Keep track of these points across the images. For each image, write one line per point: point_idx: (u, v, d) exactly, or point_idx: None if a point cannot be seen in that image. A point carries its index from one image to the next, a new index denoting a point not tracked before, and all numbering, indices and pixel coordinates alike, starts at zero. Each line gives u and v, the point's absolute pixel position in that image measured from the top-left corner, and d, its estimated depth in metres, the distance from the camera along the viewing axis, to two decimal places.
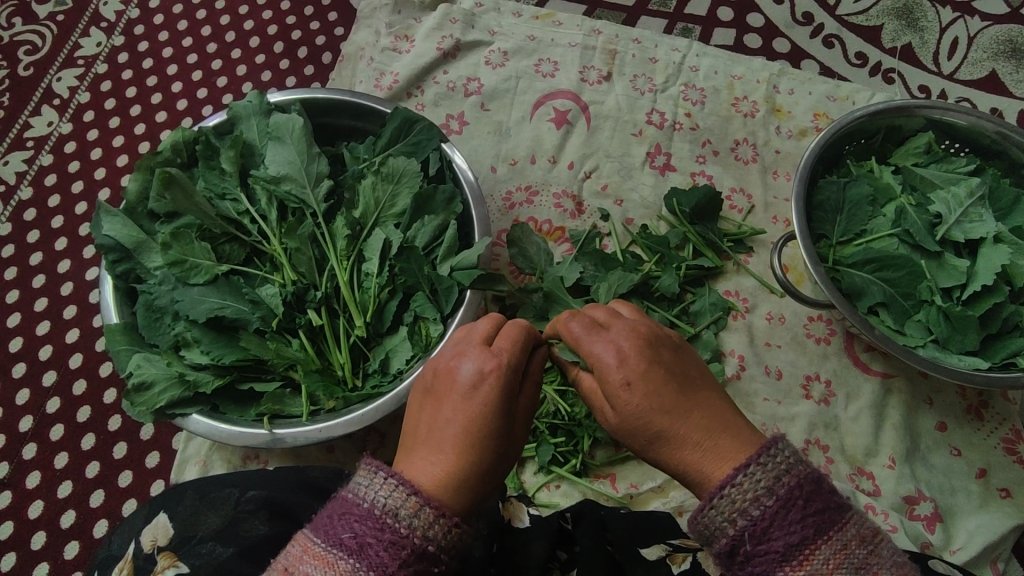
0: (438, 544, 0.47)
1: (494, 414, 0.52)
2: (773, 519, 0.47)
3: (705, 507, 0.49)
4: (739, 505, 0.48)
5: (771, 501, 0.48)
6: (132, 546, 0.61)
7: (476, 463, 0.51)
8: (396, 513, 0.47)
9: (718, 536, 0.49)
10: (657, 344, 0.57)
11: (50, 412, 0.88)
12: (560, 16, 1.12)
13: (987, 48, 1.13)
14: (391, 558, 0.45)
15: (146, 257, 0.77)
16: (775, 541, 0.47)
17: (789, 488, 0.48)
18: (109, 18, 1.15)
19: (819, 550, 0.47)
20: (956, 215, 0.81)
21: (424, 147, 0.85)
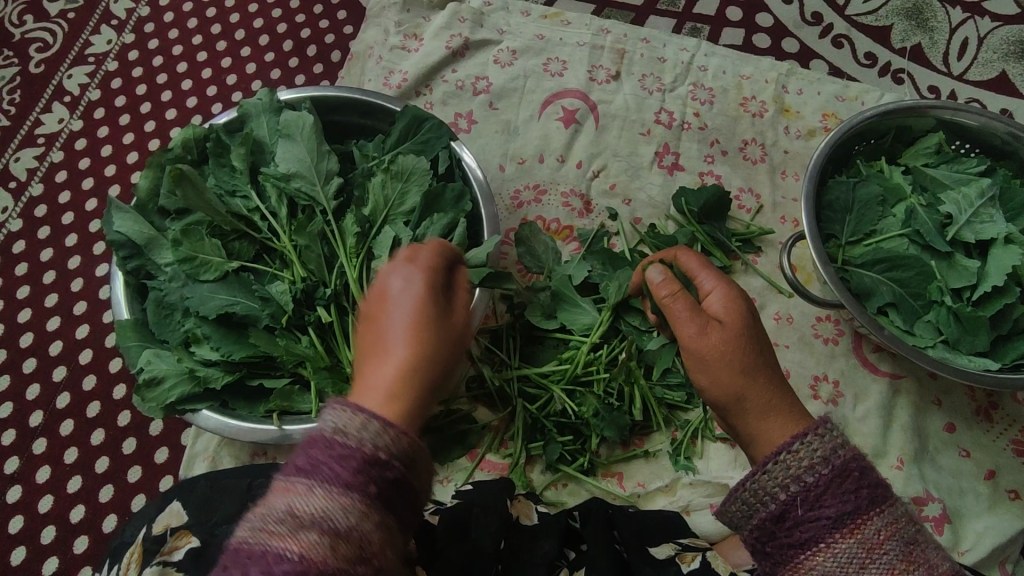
0: (388, 449, 0.47)
1: (435, 325, 0.54)
2: (827, 488, 0.52)
3: (760, 471, 0.55)
4: (795, 472, 0.53)
5: (826, 471, 0.53)
6: (143, 532, 0.62)
7: (423, 373, 0.53)
8: (344, 432, 0.47)
9: (768, 501, 0.54)
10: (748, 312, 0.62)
11: (61, 407, 0.89)
12: (569, 15, 1.12)
13: (997, 49, 1.12)
14: (342, 469, 0.46)
15: (157, 253, 0.78)
16: (828, 508, 0.52)
17: (843, 461, 0.53)
18: (119, 16, 1.15)
19: (869, 521, 0.52)
20: (966, 216, 0.81)
21: (433, 145, 0.85)
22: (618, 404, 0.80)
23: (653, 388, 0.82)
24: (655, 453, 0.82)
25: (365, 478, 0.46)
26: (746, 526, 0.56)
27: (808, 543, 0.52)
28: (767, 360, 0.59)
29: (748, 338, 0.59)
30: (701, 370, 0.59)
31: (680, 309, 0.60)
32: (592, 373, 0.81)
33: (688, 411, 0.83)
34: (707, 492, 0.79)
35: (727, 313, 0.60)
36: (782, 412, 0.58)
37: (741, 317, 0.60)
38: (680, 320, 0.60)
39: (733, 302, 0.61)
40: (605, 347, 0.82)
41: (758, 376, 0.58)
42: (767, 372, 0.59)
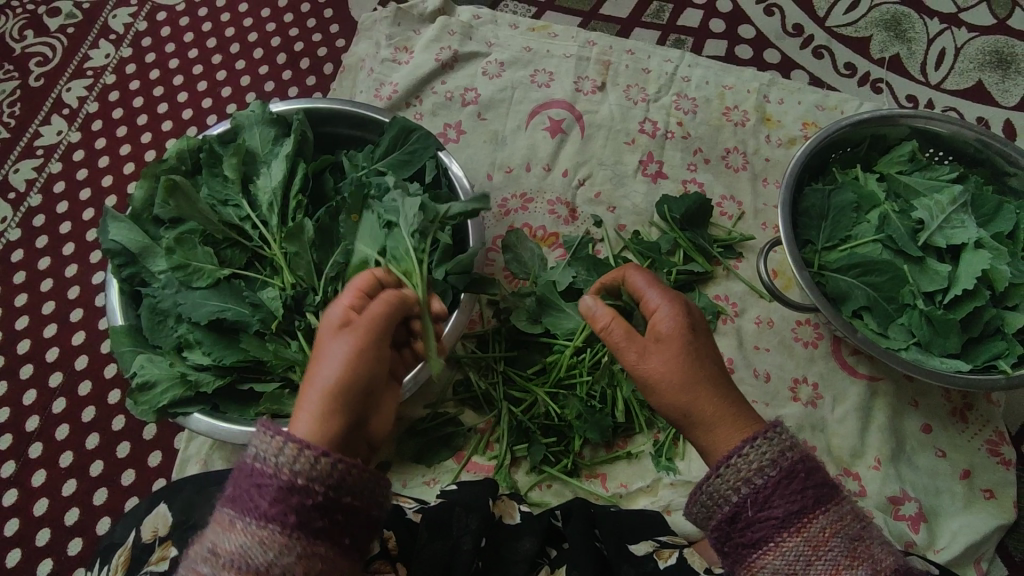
0: (305, 476, 0.53)
1: (367, 372, 0.58)
2: (774, 489, 0.55)
3: (713, 475, 0.57)
4: (744, 475, 0.55)
5: (774, 473, 0.55)
6: (132, 535, 0.64)
7: (347, 410, 0.57)
8: (265, 459, 0.54)
9: (722, 503, 0.56)
10: (697, 333, 0.61)
11: (57, 412, 0.91)
12: (555, 28, 1.15)
13: (973, 59, 1.15)
14: (263, 499, 0.53)
15: (152, 261, 0.80)
16: (776, 509, 0.54)
17: (791, 463, 0.55)
18: (117, 31, 1.18)
19: (815, 519, 0.54)
20: (938, 221, 0.83)
21: (420, 155, 0.87)
22: (600, 406, 0.82)
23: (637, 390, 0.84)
24: (637, 454, 0.84)
25: (285, 507, 0.52)
26: (703, 528, 0.59)
27: (759, 542, 0.55)
28: (712, 375, 0.60)
29: (691, 357, 0.59)
30: (648, 392, 0.61)
31: (618, 336, 0.62)
32: (575, 376, 0.83)
33: None
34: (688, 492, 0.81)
35: (671, 333, 0.60)
36: (732, 423, 0.59)
37: (682, 335, 0.60)
38: (620, 345, 0.61)
39: (676, 319, 0.61)
40: (589, 351, 0.83)
41: (703, 393, 0.59)
42: (712, 387, 0.59)
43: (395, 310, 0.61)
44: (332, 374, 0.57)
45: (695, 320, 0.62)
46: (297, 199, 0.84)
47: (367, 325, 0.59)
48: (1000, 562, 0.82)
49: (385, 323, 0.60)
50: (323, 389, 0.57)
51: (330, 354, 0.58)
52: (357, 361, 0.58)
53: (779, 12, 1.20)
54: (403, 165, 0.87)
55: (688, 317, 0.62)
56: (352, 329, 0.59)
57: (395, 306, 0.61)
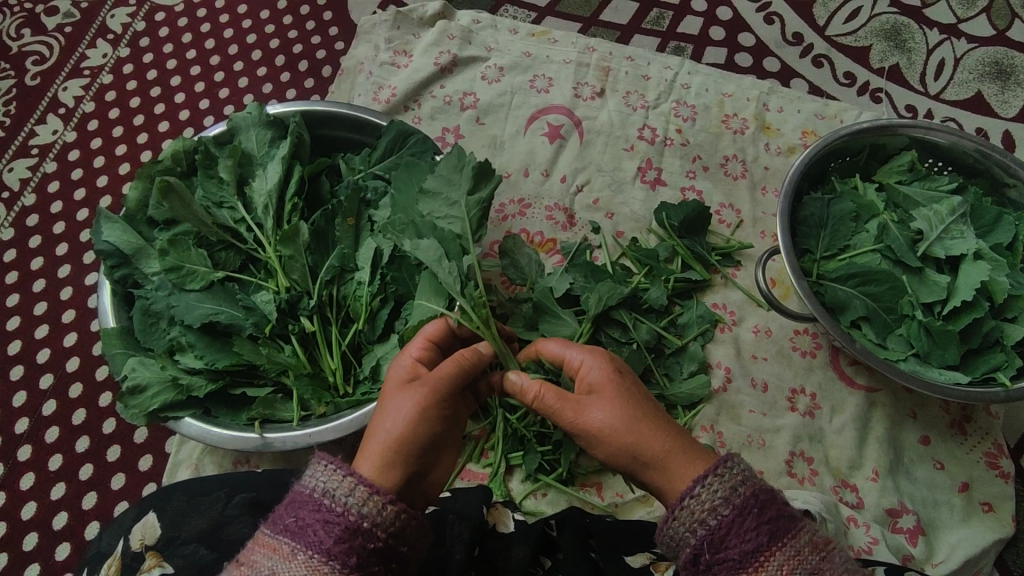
0: (372, 520, 0.53)
1: (431, 424, 0.61)
2: (728, 528, 0.53)
3: (670, 518, 0.56)
4: (697, 516, 0.54)
5: (727, 512, 0.54)
6: (119, 546, 0.63)
7: (410, 457, 0.60)
8: (333, 495, 0.54)
9: (682, 545, 0.55)
10: (622, 376, 0.64)
11: (47, 414, 0.90)
12: (555, 34, 1.15)
13: (973, 70, 1.15)
14: (327, 535, 0.52)
15: (144, 263, 0.79)
16: (731, 550, 0.53)
17: (744, 498, 0.54)
18: (115, 30, 1.18)
19: (772, 556, 0.52)
20: (937, 232, 0.83)
21: (417, 160, 0.87)
22: None
23: None
24: None
25: (348, 548, 0.52)
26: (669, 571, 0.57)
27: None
28: (648, 413, 0.61)
29: (625, 402, 0.62)
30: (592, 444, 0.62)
31: (552, 396, 0.64)
32: None
33: None
34: None
35: (599, 384, 0.63)
36: (680, 453, 0.59)
37: (610, 384, 0.63)
38: (555, 402, 0.64)
39: (602, 368, 0.64)
40: None
41: (639, 432, 0.60)
42: (648, 426, 0.60)
43: (464, 368, 0.65)
44: (398, 423, 0.61)
45: (619, 365, 0.65)
46: (293, 202, 0.83)
47: (433, 378, 0.63)
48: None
49: (452, 378, 0.64)
50: (387, 436, 0.60)
51: (399, 403, 0.62)
52: (421, 413, 0.61)
53: (779, 21, 1.20)
54: (400, 169, 0.87)
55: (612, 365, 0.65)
56: (419, 382, 0.63)
57: (465, 363, 0.65)
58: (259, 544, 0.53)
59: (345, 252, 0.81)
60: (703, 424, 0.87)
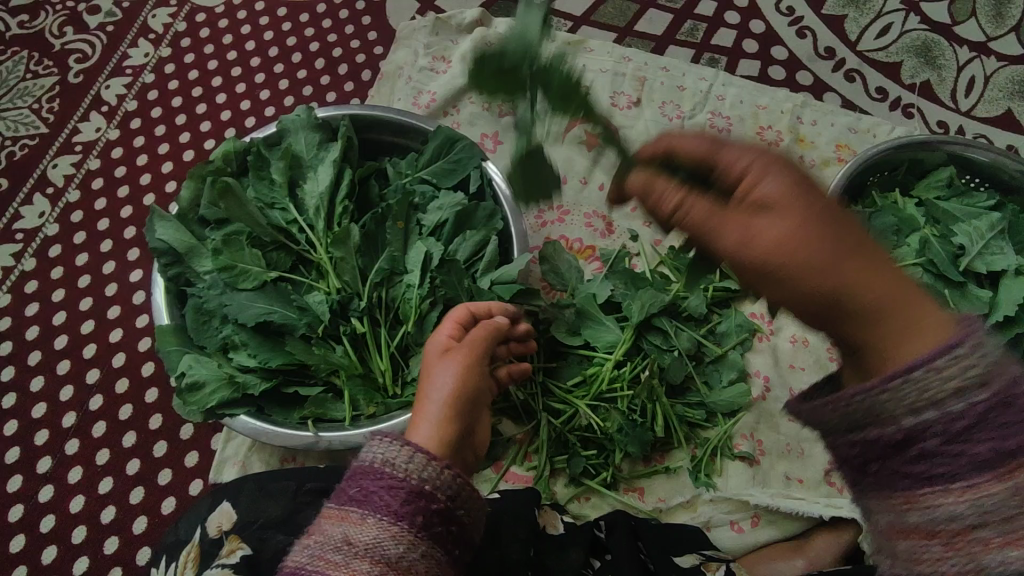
0: (433, 482, 0.54)
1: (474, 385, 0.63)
2: (898, 448, 0.45)
3: (844, 398, 0.47)
4: (892, 411, 0.45)
5: (897, 429, 0.45)
6: (197, 534, 0.63)
7: (460, 421, 0.61)
8: (393, 463, 0.55)
9: (840, 434, 0.48)
10: (810, 202, 0.51)
11: (93, 409, 0.90)
12: (591, 43, 1.17)
13: (1002, 87, 1.17)
14: (392, 498, 0.53)
15: (197, 262, 0.80)
16: (896, 472, 0.46)
17: (972, 411, 0.43)
18: (157, 30, 1.19)
19: (998, 481, 0.42)
20: (977, 248, 0.84)
21: (465, 165, 0.88)
22: (641, 421, 0.82)
23: (675, 406, 0.85)
24: (675, 469, 0.84)
25: (413, 509, 0.53)
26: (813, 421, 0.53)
27: (897, 490, 0.46)
28: (857, 261, 0.50)
29: (802, 188, 0.51)
30: (750, 258, 0.52)
31: (701, 208, 0.54)
32: (616, 390, 0.83)
33: (708, 429, 0.86)
34: (728, 509, 0.82)
35: (778, 196, 0.51)
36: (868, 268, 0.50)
37: (788, 240, 0.50)
38: (707, 221, 0.54)
39: (781, 193, 0.51)
40: (629, 364, 0.84)
41: (826, 242, 0.50)
42: (834, 243, 0.50)
43: (491, 338, 0.68)
44: (446, 387, 0.62)
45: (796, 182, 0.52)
46: (343, 205, 0.85)
47: (470, 348, 0.66)
48: None
49: (484, 348, 0.67)
50: (438, 402, 0.61)
51: (442, 371, 0.63)
52: (464, 377, 0.63)
53: (811, 35, 1.22)
54: (446, 174, 0.88)
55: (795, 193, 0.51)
56: (457, 351, 0.65)
57: (491, 334, 0.69)
58: (327, 517, 0.54)
59: (394, 255, 0.82)
60: (743, 432, 0.86)
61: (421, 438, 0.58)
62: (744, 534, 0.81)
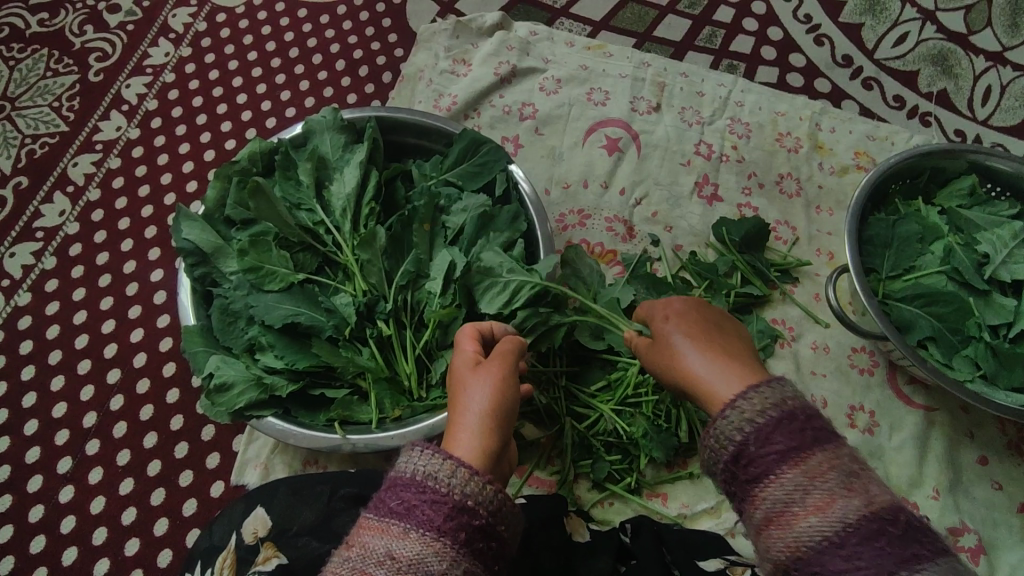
0: (476, 498, 0.54)
1: (511, 398, 0.63)
2: (775, 427, 0.55)
3: (706, 435, 0.58)
4: (728, 433, 0.56)
5: (774, 413, 0.55)
6: (235, 537, 0.64)
7: (500, 436, 0.61)
8: (436, 476, 0.54)
9: (711, 469, 0.59)
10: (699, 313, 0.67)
11: (115, 409, 0.90)
12: (611, 48, 1.17)
13: (1019, 97, 1.18)
14: (435, 513, 0.53)
15: (224, 262, 0.80)
16: (775, 444, 0.54)
17: (779, 410, 0.55)
18: (177, 30, 1.19)
19: (813, 454, 0.53)
20: (1002, 256, 0.84)
21: (491, 168, 0.88)
22: (667, 425, 0.82)
23: (699, 412, 0.84)
24: (699, 475, 0.83)
25: (456, 525, 0.53)
26: (714, 469, 0.59)
27: (761, 480, 0.54)
28: (721, 347, 0.63)
29: (700, 331, 0.65)
30: (682, 367, 0.63)
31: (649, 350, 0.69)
32: (641, 395, 0.83)
33: None
34: None
35: (676, 316, 0.67)
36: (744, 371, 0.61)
37: (673, 357, 0.64)
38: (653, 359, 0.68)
39: (681, 310, 0.67)
40: (654, 369, 0.83)
41: (689, 336, 0.64)
42: (705, 333, 0.65)
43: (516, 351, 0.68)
44: (481, 400, 0.62)
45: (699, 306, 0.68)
46: (370, 207, 0.85)
47: (500, 359, 0.66)
48: None
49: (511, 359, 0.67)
50: (475, 414, 0.61)
51: (472, 385, 0.63)
52: (497, 388, 0.63)
53: (829, 43, 1.22)
54: (472, 177, 0.88)
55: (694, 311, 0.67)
56: (485, 363, 0.65)
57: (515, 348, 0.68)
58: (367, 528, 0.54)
59: (421, 258, 0.82)
60: None
61: (462, 453, 0.58)
62: None
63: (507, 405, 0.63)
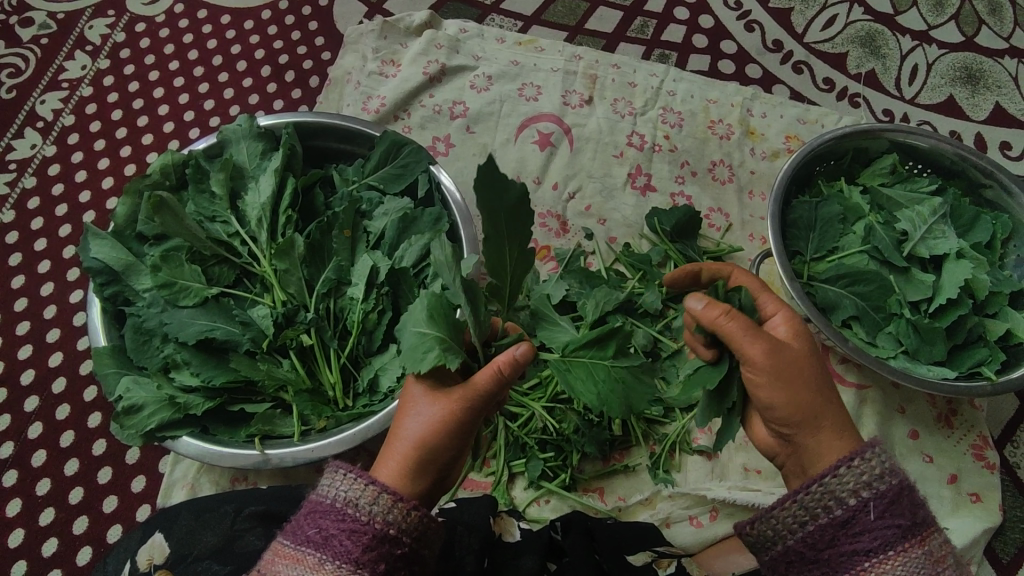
0: (398, 526, 0.53)
1: (449, 433, 0.58)
2: (894, 497, 0.56)
3: (795, 497, 0.58)
4: (839, 494, 0.56)
5: (894, 481, 0.56)
6: (127, 566, 0.64)
7: (428, 465, 0.59)
8: (356, 504, 0.53)
9: (789, 535, 0.58)
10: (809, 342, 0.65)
11: (33, 438, 0.89)
12: (542, 42, 1.15)
13: (944, 75, 1.19)
14: (354, 544, 0.52)
15: (135, 280, 0.77)
16: (897, 518, 0.55)
17: (896, 480, 0.56)
18: (94, 41, 1.16)
19: (931, 534, 0.56)
20: (921, 232, 0.85)
21: (412, 169, 0.86)
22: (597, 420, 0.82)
23: None
24: (634, 467, 0.84)
25: (376, 555, 0.52)
26: (802, 528, 0.58)
27: (872, 549, 0.55)
28: (825, 383, 0.63)
29: (812, 363, 0.63)
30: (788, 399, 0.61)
31: (740, 330, 0.60)
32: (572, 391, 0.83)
33: (666, 424, 0.86)
34: (686, 504, 0.82)
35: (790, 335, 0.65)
36: (839, 432, 0.63)
37: (802, 372, 0.62)
38: (745, 341, 0.59)
39: (792, 330, 0.65)
40: None
41: (811, 370, 0.62)
42: (817, 370, 0.63)
43: (502, 382, 0.56)
44: (419, 430, 0.59)
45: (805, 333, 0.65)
46: (287, 214, 0.82)
47: (465, 391, 0.57)
48: (987, 564, 0.85)
49: (487, 393, 0.57)
50: (407, 442, 0.59)
51: (421, 409, 0.59)
52: (442, 422, 0.58)
53: (759, 29, 1.23)
54: (394, 179, 0.87)
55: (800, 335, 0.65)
56: (447, 393, 0.58)
57: (505, 376, 0.56)
58: (282, 555, 0.53)
59: (341, 265, 0.80)
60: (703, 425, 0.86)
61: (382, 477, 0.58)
62: (704, 529, 0.81)
63: (444, 440, 0.58)
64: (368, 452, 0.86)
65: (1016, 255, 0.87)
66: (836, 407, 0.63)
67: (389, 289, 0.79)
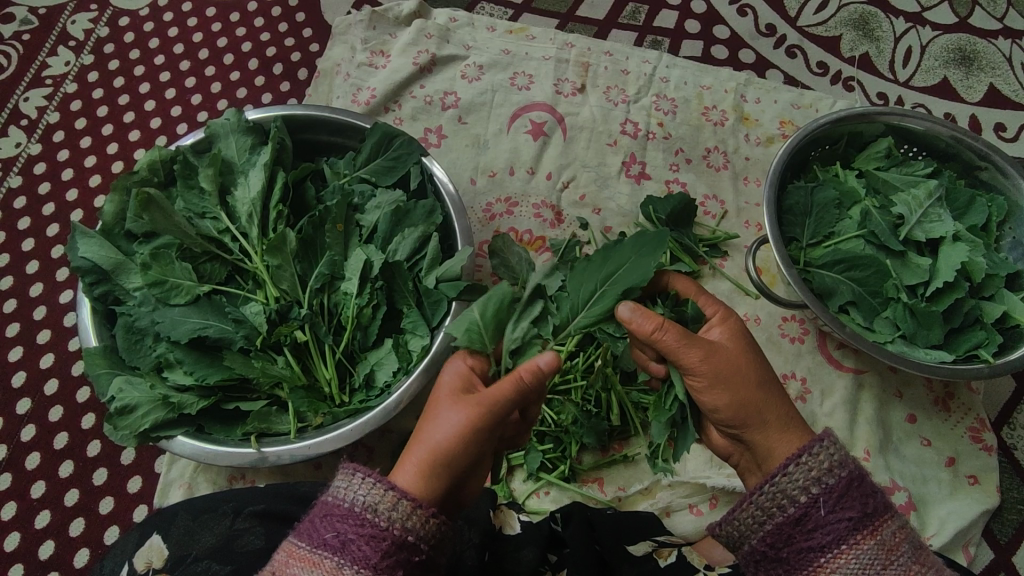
0: (417, 533, 0.53)
1: (473, 435, 0.57)
2: (846, 489, 0.55)
3: (750, 498, 0.57)
4: (790, 492, 0.56)
5: (844, 473, 0.55)
6: (125, 568, 0.64)
7: (448, 469, 0.57)
8: (374, 509, 0.53)
9: (750, 534, 0.57)
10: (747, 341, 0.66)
11: (26, 440, 0.89)
12: (533, 30, 1.14)
13: (938, 56, 1.19)
14: (373, 550, 0.51)
15: (125, 278, 0.76)
16: (848, 510, 0.54)
17: (846, 472, 0.55)
18: (77, 37, 1.14)
19: (886, 523, 0.54)
20: (917, 216, 0.85)
21: (404, 162, 0.85)
22: (595, 410, 0.81)
23: (630, 393, 0.83)
24: (633, 457, 0.84)
25: (394, 561, 0.52)
26: (756, 533, 0.57)
27: (825, 545, 0.54)
28: (765, 378, 0.64)
29: (745, 354, 0.64)
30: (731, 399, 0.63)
31: (672, 341, 0.62)
32: (570, 382, 0.82)
33: None
34: (686, 492, 0.82)
35: (725, 335, 0.65)
36: (789, 425, 0.64)
37: (736, 363, 0.63)
38: (679, 349, 0.62)
39: (727, 329, 0.66)
40: (581, 355, 0.82)
41: (751, 360, 0.64)
42: (758, 360, 0.65)
43: (523, 392, 0.59)
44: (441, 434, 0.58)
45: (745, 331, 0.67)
46: (278, 209, 0.81)
47: (489, 397, 0.58)
48: (985, 546, 0.86)
49: (512, 402, 0.58)
50: (430, 445, 0.57)
51: (441, 421, 0.58)
52: (467, 422, 0.57)
53: (752, 13, 1.21)
54: (386, 171, 0.85)
55: (736, 332, 0.66)
56: (475, 396, 0.58)
57: (527, 386, 0.59)
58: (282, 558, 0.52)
59: (335, 260, 0.78)
60: None
61: (397, 478, 0.56)
62: (704, 517, 0.81)
63: (467, 443, 0.57)
64: (366, 447, 0.86)
65: (1012, 237, 0.87)
66: (784, 406, 0.64)
67: (383, 283, 0.78)
